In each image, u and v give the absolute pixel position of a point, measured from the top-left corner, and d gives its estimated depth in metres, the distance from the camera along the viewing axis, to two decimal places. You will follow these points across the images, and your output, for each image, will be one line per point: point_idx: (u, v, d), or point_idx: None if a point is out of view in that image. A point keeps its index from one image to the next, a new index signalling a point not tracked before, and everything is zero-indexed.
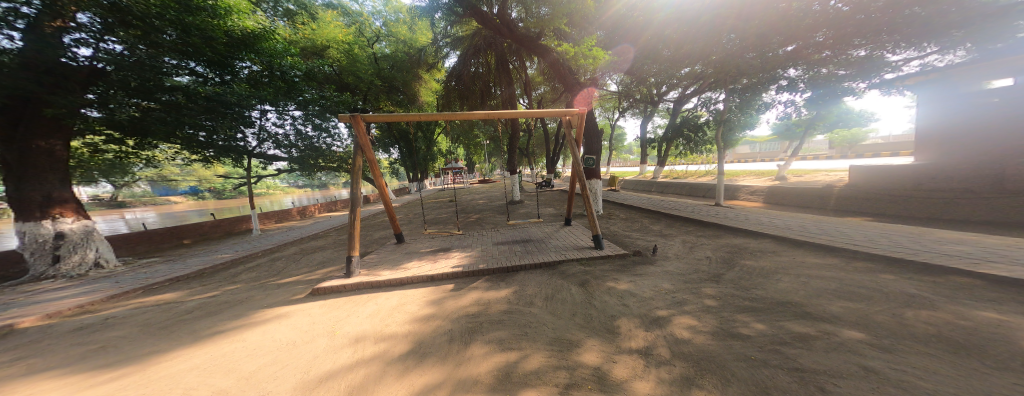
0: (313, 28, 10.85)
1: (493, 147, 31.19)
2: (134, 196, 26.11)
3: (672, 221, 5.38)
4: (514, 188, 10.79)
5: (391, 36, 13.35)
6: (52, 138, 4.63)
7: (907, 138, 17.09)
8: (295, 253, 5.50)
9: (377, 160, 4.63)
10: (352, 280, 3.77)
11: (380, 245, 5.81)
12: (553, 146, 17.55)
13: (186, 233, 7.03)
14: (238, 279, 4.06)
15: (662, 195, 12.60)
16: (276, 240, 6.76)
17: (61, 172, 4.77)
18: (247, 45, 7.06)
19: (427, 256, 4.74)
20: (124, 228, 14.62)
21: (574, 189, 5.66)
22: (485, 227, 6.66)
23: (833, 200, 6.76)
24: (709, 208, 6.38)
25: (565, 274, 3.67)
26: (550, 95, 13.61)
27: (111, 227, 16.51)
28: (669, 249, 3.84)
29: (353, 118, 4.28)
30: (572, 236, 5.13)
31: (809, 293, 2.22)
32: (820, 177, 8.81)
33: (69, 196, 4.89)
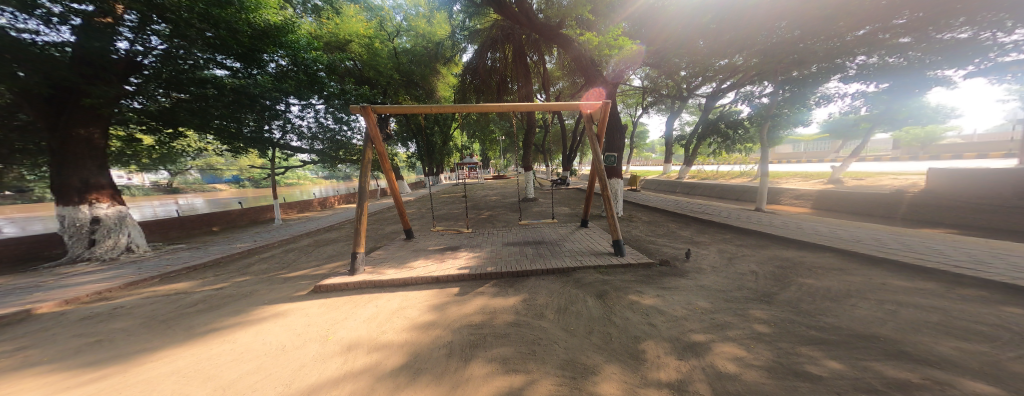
0: (337, 23, 11.07)
1: (510, 144, 30.89)
2: (184, 184, 28.69)
3: (704, 227, 4.82)
4: (529, 185, 10.45)
5: (411, 30, 13.52)
6: (90, 126, 4.89)
7: (993, 138, 14.71)
8: (308, 245, 5.54)
9: (387, 153, 4.47)
10: (356, 278, 3.65)
11: (391, 241, 5.72)
12: (572, 143, 16.99)
13: (215, 221, 7.30)
14: (249, 271, 4.07)
15: (690, 196, 11.71)
16: (294, 231, 6.88)
17: (99, 159, 5.07)
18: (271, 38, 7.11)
19: (435, 255, 4.55)
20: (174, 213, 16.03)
21: (593, 188, 5.23)
22: (497, 226, 6.40)
23: (904, 206, 6.07)
24: (748, 213, 5.69)
25: (580, 283, 3.30)
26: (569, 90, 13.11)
27: (160, 211, 18.08)
28: (702, 259, 3.35)
29: (364, 109, 4.13)
30: (589, 240, 4.73)
31: (899, 326, 1.70)
32: (884, 180, 7.72)
33: (106, 183, 5.20)
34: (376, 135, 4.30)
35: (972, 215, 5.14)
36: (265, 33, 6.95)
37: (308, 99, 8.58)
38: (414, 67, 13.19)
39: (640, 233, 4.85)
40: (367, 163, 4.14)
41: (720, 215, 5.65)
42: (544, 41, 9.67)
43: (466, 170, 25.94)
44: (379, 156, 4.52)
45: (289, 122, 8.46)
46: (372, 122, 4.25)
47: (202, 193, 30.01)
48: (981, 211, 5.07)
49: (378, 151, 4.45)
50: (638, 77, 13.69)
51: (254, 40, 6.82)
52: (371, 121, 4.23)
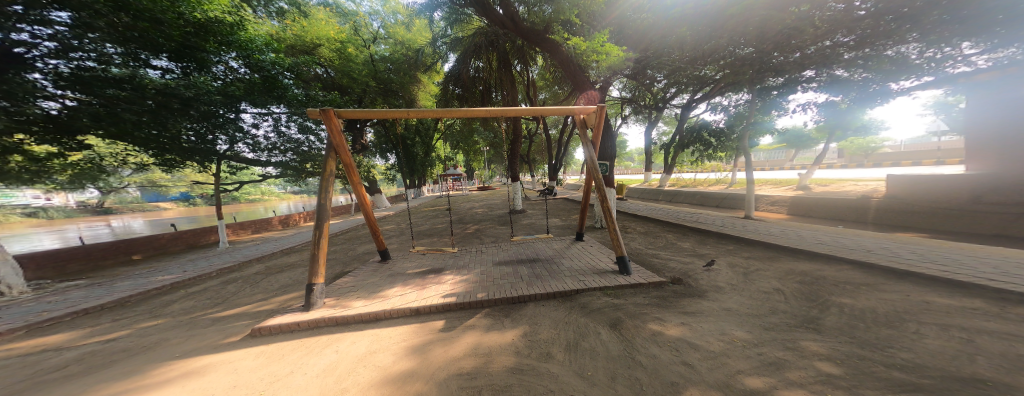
0: (303, 26, 10.11)
1: (492, 154, 30.59)
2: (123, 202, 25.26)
3: (704, 237, 4.62)
4: (516, 196, 10.07)
5: (390, 38, 13.07)
6: None
7: (922, 147, 16.73)
8: (256, 273, 4.63)
9: (354, 164, 3.85)
10: (310, 314, 2.94)
11: (362, 263, 4.96)
12: (556, 153, 17.03)
13: (135, 249, 6.04)
14: (166, 312, 3.18)
15: (672, 205, 11.97)
16: (242, 256, 5.82)
17: None
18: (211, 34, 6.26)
19: (414, 281, 3.91)
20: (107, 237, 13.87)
21: (588, 198, 4.88)
22: (485, 242, 5.86)
23: (872, 211, 6.45)
24: (740, 222, 5.66)
25: (587, 310, 2.85)
26: (553, 100, 13.17)
27: (87, 235, 15.53)
28: (716, 275, 3.05)
29: (324, 112, 3.49)
30: (589, 256, 4.34)
31: (1001, 367, 1.32)
32: (849, 187, 8.29)
33: None
34: (340, 143, 3.66)
35: (934, 218, 5.50)
36: (204, 28, 6.10)
37: (265, 106, 7.63)
38: (392, 75, 12.57)
39: (640, 247, 4.55)
40: (330, 175, 3.48)
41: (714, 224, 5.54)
42: (528, 49, 9.54)
43: (447, 181, 25.15)
44: (346, 168, 3.86)
45: (244, 131, 7.48)
46: (336, 128, 3.62)
47: (143, 213, 26.47)
48: (942, 213, 5.41)
49: (345, 161, 3.80)
50: (617, 90, 14.09)
51: (188, 34, 5.88)
52: (334, 127, 3.60)
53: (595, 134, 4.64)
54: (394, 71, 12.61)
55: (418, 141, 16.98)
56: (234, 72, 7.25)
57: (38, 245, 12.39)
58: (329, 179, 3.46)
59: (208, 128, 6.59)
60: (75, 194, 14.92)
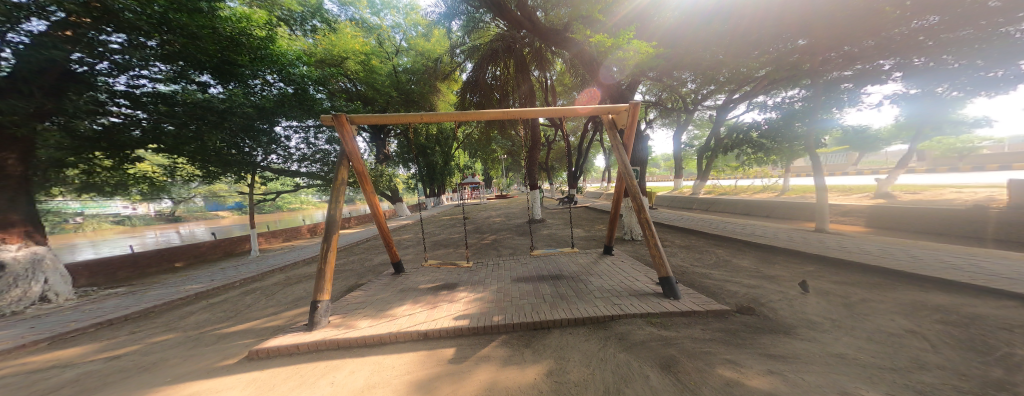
0: (332, 40, 10.75)
1: (512, 162, 30.58)
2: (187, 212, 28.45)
3: (766, 256, 3.82)
4: (535, 204, 9.60)
5: (412, 50, 13.58)
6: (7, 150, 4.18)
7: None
8: (274, 283, 4.58)
9: (367, 172, 3.70)
10: (313, 336, 2.68)
11: (375, 276, 4.75)
12: (578, 160, 16.38)
13: (177, 256, 6.42)
14: (179, 326, 3.10)
15: (708, 214, 10.82)
16: (267, 264, 5.92)
17: (10, 190, 4.26)
18: (239, 47, 6.72)
19: (426, 299, 3.59)
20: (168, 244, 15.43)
21: (619, 206, 4.31)
22: (503, 255, 5.45)
23: (992, 223, 5.13)
24: (809, 236, 4.73)
25: (629, 344, 2.30)
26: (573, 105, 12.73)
27: (156, 240, 17.52)
28: (801, 307, 2.36)
29: (336, 119, 3.34)
30: (622, 273, 3.75)
31: None
32: (950, 194, 6.97)
33: (19, 219, 4.32)
34: (353, 150, 3.51)
35: None
36: (234, 41, 6.54)
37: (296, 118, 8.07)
38: (413, 86, 12.93)
39: (684, 264, 3.87)
40: (341, 184, 3.30)
41: (774, 239, 4.67)
42: (545, 51, 9.38)
43: (468, 190, 25.34)
44: (358, 175, 3.70)
45: (279, 142, 7.98)
46: (349, 134, 3.48)
47: (203, 221, 29.64)
48: None
49: (357, 169, 3.65)
50: (643, 93, 13.31)
51: (224, 50, 6.41)
52: (348, 133, 3.46)
53: (626, 135, 4.09)
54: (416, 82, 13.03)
55: (439, 150, 17.24)
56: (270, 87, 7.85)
57: (116, 250, 14.09)
58: (339, 187, 3.28)
59: (247, 138, 7.06)
60: (145, 206, 16.89)
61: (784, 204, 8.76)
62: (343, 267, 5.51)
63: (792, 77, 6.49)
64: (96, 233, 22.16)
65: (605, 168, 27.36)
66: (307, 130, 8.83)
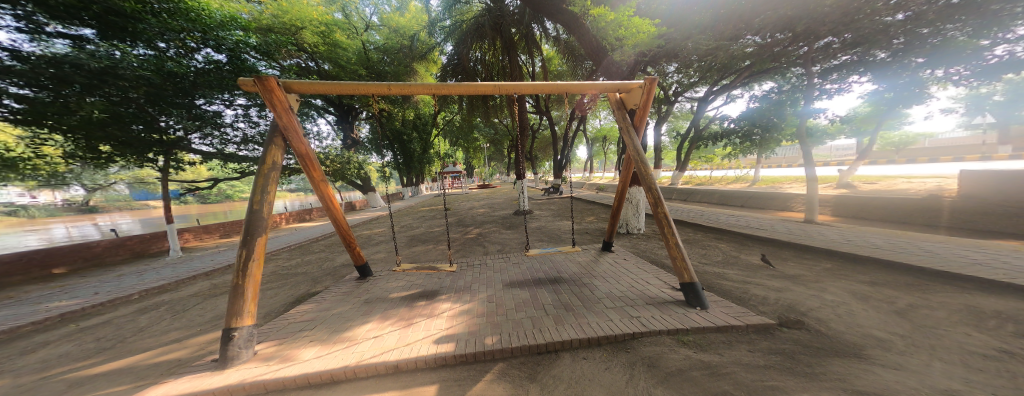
0: (281, 4, 8.88)
1: (493, 150, 29.72)
2: (111, 201, 24.38)
3: (776, 252, 3.55)
4: (521, 195, 8.98)
5: (384, 26, 12.01)
6: None
7: (958, 140, 15.72)
8: (194, 295, 3.57)
9: (314, 155, 2.81)
10: (217, 382, 1.85)
11: (333, 282, 3.88)
12: (562, 149, 16.00)
13: (57, 261, 5.11)
14: (17, 370, 2.13)
15: (687, 204, 11.04)
16: (193, 268, 4.76)
17: None
18: None
19: (398, 314, 2.87)
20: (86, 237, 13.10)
21: (622, 200, 3.83)
22: (490, 253, 4.82)
23: (944, 211, 5.48)
24: (807, 228, 4.62)
25: (662, 373, 1.80)
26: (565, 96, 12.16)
27: (67, 233, 14.65)
28: (854, 317, 2.00)
29: (263, 82, 2.39)
30: (631, 275, 3.31)
31: None
32: (903, 183, 7.60)
33: None
34: (290, 126, 2.58)
35: (1017, 219, 4.60)
36: None
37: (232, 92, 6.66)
38: (387, 67, 11.61)
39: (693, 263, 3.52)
40: (269, 169, 2.39)
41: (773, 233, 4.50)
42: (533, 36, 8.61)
43: (446, 179, 24.20)
44: (301, 159, 2.79)
45: (208, 120, 6.64)
46: (282, 105, 2.53)
47: (133, 211, 25.58)
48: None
49: (298, 151, 2.72)
50: None
51: None
52: (281, 105, 2.52)
53: (638, 117, 3.52)
54: (389, 62, 11.71)
55: (416, 136, 15.86)
56: (195, 55, 6.29)
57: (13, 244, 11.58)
58: (267, 174, 2.37)
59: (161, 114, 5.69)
60: (54, 193, 14.14)
61: (759, 195, 9.07)
62: (295, 270, 4.55)
63: (777, 67, 6.57)
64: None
65: (585, 159, 27.57)
66: (249, 110, 7.43)
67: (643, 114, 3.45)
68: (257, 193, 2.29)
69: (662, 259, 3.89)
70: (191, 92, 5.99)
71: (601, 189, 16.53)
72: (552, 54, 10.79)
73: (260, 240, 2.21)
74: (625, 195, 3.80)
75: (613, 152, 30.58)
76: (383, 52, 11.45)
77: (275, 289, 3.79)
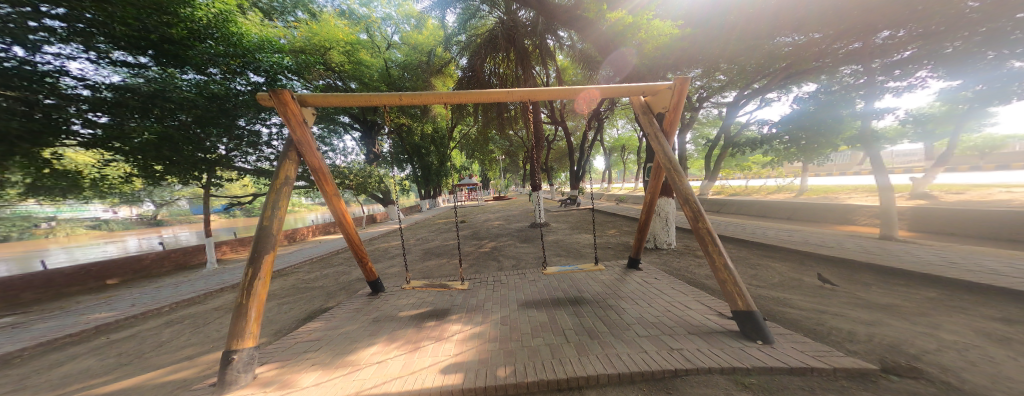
0: (313, 28, 9.71)
1: (510, 162, 29.91)
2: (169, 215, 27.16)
3: (851, 278, 3.01)
4: (537, 208, 8.70)
5: (404, 44, 12.81)
6: None
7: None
8: (219, 309, 3.62)
9: (326, 167, 2.76)
10: None
11: (349, 296, 3.81)
12: (579, 160, 15.66)
13: (111, 273, 5.55)
14: (40, 385, 2.15)
15: (718, 215, 10.16)
16: (221, 280, 4.93)
17: None
18: (185, 22, 5.66)
19: (406, 337, 2.66)
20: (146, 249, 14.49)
21: (651, 211, 3.45)
22: (506, 269, 4.56)
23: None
24: (881, 246, 3.92)
25: None
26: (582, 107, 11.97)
27: (129, 245, 16.25)
28: (992, 369, 1.51)
29: (277, 96, 2.39)
30: (664, 297, 2.90)
31: None
32: (999, 194, 6.57)
33: None
34: (303, 139, 2.56)
35: None
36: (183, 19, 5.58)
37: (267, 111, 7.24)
38: (407, 83, 12.27)
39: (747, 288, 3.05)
40: (281, 182, 2.34)
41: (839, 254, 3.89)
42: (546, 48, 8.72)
43: (463, 192, 24.46)
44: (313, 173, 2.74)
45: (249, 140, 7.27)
46: (296, 118, 2.53)
47: (188, 224, 28.31)
48: None
49: (312, 164, 2.69)
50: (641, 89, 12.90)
51: (167, 28, 5.46)
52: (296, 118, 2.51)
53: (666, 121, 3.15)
54: (409, 78, 12.43)
55: (435, 150, 16.32)
56: (237, 78, 6.96)
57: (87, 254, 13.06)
58: (279, 187, 2.32)
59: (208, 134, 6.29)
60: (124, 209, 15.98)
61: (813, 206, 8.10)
62: (314, 283, 4.57)
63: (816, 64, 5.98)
64: (62, 237, 20.48)
65: (603, 169, 26.87)
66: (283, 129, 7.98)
67: (673, 118, 3.07)
68: (268, 207, 2.23)
69: (703, 279, 3.44)
70: (233, 114, 6.61)
71: (622, 200, 15.82)
72: (566, 65, 10.82)
73: (267, 257, 2.12)
74: (655, 206, 3.41)
75: (634, 162, 29.60)
76: (404, 69, 12.18)
77: (290, 303, 3.77)
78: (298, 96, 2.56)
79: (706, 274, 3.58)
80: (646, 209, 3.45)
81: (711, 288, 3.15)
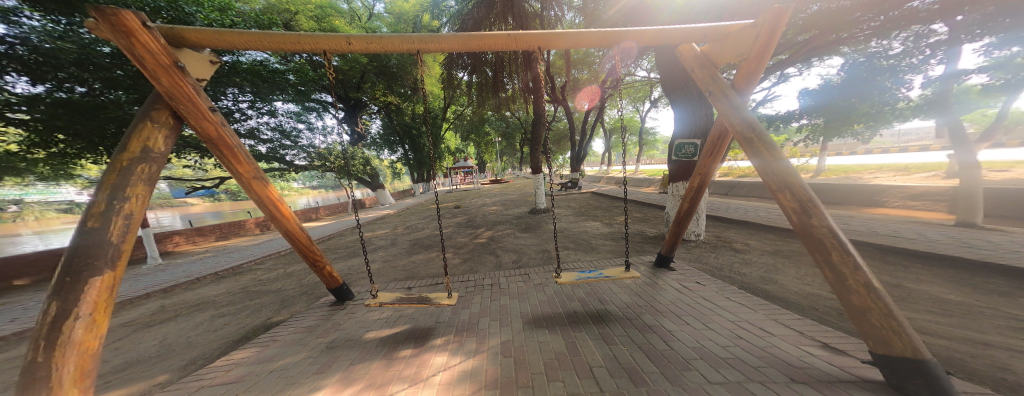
0: None
1: (506, 144, 28.72)
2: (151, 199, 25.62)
3: (972, 286, 2.27)
4: (538, 191, 7.85)
5: (388, 16, 11.39)
6: None
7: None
8: (123, 324, 2.71)
9: (228, 139, 1.82)
10: None
11: (302, 307, 2.96)
12: (580, 141, 14.73)
13: None
14: None
15: (727, 197, 9.52)
16: (156, 279, 3.99)
17: None
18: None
19: (369, 378, 1.84)
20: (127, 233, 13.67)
21: (695, 199, 2.55)
22: (507, 269, 3.74)
23: None
24: (969, 238, 3.20)
25: None
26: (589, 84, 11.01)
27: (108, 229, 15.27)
28: None
29: (108, 19, 1.33)
30: (724, 316, 2.15)
31: None
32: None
33: None
34: (182, 96, 1.60)
35: None
36: None
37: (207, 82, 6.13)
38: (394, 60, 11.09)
39: (826, 298, 2.29)
40: (131, 160, 1.41)
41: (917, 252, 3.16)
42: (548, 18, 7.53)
43: (458, 175, 23.42)
44: (211, 148, 1.80)
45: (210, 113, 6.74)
46: (164, 59, 1.53)
47: (175, 209, 26.82)
48: None
49: (203, 134, 1.74)
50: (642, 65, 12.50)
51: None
52: (163, 61, 1.52)
53: (736, 77, 2.26)
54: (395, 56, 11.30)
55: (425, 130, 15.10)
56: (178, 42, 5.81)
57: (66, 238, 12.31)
58: (127, 168, 1.40)
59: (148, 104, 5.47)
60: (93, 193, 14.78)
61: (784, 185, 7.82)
62: (267, 285, 3.68)
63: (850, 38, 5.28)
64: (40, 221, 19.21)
65: (603, 152, 26.04)
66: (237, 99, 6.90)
67: (751, 72, 2.17)
68: (100, 199, 1.29)
69: (760, 281, 2.67)
70: None
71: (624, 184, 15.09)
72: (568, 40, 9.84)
73: (100, 280, 1.23)
74: (703, 195, 2.54)
75: (634, 145, 28.77)
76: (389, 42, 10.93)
77: (228, 314, 2.89)
78: (165, 25, 1.56)
79: (761, 274, 2.81)
80: (687, 198, 2.59)
81: (777, 297, 2.38)
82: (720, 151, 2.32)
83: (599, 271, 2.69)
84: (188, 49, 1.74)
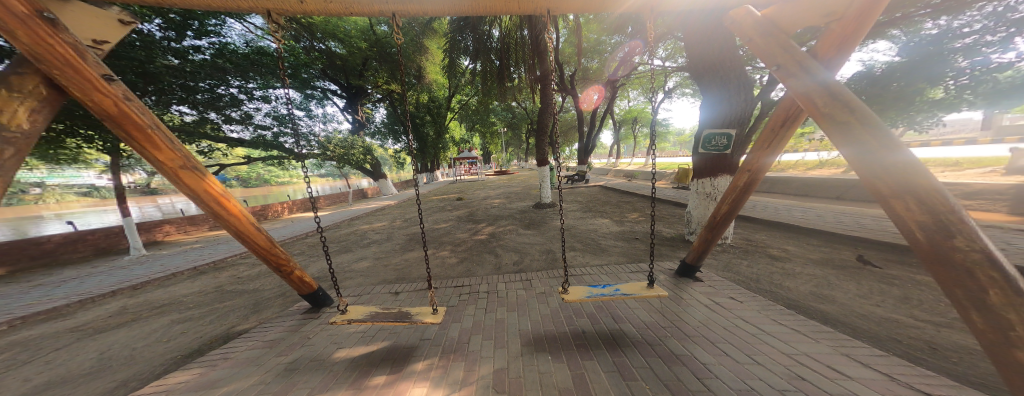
0: None
1: (512, 134, 28.05)
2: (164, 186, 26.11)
3: None
4: (543, 184, 7.37)
5: None
6: None
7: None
8: (73, 330, 2.40)
9: (139, 117, 1.42)
10: None
11: (274, 313, 2.62)
12: (590, 132, 14.07)
13: None
14: None
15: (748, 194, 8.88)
16: (128, 273, 3.72)
17: None
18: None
19: None
20: (137, 218, 13.82)
21: (737, 200, 2.09)
22: (504, 274, 3.33)
23: None
24: None
25: None
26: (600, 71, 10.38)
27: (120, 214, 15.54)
28: None
29: None
30: (774, 346, 1.67)
31: None
32: None
33: None
34: (54, 55, 1.21)
35: None
36: None
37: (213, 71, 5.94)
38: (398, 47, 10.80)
39: (904, 323, 1.77)
40: None
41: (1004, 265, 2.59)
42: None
43: (463, 165, 23.05)
44: (114, 128, 1.39)
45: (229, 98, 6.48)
46: (19, 6, 1.12)
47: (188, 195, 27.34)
48: None
49: (98, 110, 1.34)
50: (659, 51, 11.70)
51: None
52: (17, 9, 1.11)
53: (817, 43, 1.61)
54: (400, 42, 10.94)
55: (430, 119, 14.64)
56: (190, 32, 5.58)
57: (79, 222, 12.53)
58: None
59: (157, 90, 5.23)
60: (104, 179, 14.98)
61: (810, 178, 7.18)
62: (245, 284, 3.37)
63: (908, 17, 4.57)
64: (59, 206, 19.77)
65: (612, 144, 25.19)
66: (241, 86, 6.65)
67: (845, 36, 1.51)
68: None
69: (812, 299, 2.15)
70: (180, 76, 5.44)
71: (634, 177, 14.45)
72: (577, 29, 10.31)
73: None
74: (747, 196, 2.08)
75: (645, 136, 27.73)
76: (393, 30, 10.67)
77: (187, 320, 2.57)
78: None
79: (811, 289, 2.29)
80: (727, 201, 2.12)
81: (837, 321, 1.87)
82: (778, 143, 1.85)
83: (615, 286, 2.21)
84: (76, 2, 1.39)
